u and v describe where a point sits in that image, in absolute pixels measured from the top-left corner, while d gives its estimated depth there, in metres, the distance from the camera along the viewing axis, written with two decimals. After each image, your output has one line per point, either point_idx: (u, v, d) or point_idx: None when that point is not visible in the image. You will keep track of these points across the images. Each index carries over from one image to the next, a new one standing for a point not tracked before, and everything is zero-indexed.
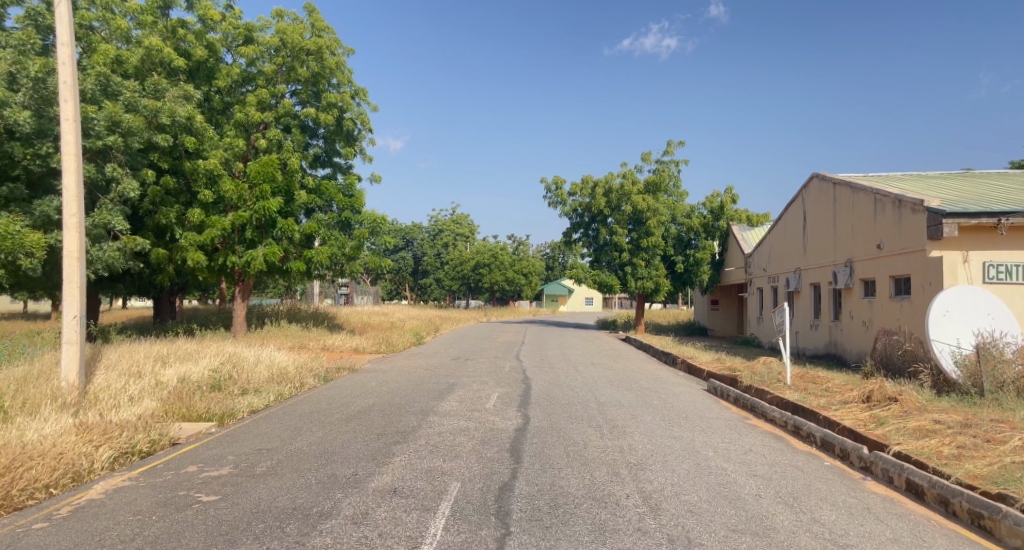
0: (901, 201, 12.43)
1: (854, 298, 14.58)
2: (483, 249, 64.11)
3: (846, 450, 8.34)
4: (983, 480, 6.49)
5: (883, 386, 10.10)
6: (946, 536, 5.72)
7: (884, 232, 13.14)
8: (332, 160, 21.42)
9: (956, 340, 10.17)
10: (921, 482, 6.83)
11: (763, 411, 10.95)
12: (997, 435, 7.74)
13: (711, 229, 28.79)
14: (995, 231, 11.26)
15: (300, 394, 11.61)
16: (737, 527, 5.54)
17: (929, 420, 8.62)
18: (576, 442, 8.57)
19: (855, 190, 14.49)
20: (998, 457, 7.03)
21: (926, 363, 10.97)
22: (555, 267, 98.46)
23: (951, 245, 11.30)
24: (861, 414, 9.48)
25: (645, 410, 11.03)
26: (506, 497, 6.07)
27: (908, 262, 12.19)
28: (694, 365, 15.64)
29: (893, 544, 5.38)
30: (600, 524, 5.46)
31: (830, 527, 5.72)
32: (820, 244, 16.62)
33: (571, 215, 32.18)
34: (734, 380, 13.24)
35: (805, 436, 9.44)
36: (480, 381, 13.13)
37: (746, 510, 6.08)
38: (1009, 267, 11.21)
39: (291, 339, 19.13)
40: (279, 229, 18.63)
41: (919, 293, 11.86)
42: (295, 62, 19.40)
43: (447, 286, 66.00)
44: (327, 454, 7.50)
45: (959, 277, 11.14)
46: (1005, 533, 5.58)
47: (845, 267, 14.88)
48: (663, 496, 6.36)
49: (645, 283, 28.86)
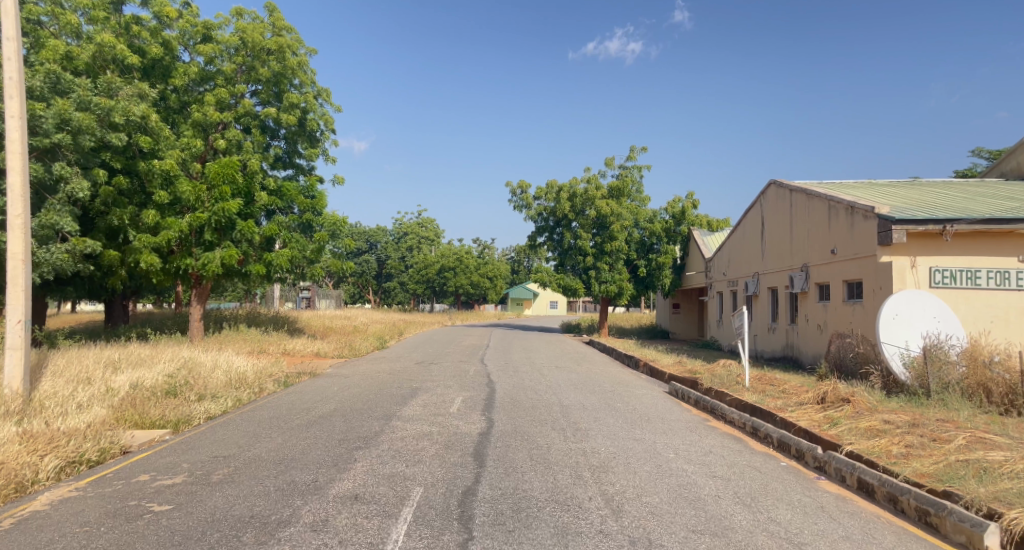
0: (853, 208, 12.83)
1: (810, 302, 14.98)
2: (449, 253, 63.60)
3: (802, 450, 8.57)
4: (929, 479, 6.79)
5: (837, 388, 10.40)
6: (894, 533, 5.94)
7: (838, 237, 13.53)
8: (294, 161, 21.06)
9: (905, 343, 10.54)
10: (872, 480, 7.08)
11: (723, 412, 11.16)
12: (942, 435, 8.07)
13: (672, 234, 28.96)
14: (940, 238, 11.58)
15: (258, 400, 11.37)
16: (697, 528, 5.63)
17: (880, 421, 8.93)
18: (539, 446, 8.60)
19: (810, 197, 14.87)
20: (943, 456, 7.35)
21: (877, 365, 11.30)
22: (519, 271, 99.28)
23: (899, 251, 11.69)
24: (816, 415, 9.75)
25: (608, 413, 11.12)
26: (469, 501, 6.07)
27: (861, 267, 12.59)
28: (656, 368, 15.84)
29: (845, 542, 5.54)
30: (562, 527, 5.49)
31: (785, 526, 5.86)
32: (777, 249, 17.02)
33: (536, 219, 32.30)
34: (695, 383, 13.47)
35: (763, 437, 9.67)
36: (444, 385, 13.02)
37: (705, 510, 6.19)
38: (954, 272, 11.55)
39: (251, 343, 18.69)
40: (239, 231, 18.21)
41: (871, 297, 12.25)
42: (255, 62, 19.03)
43: (411, 290, 65.32)
44: (286, 460, 7.40)
45: (906, 282, 11.54)
46: (950, 530, 5.85)
47: (802, 272, 15.28)
48: (625, 498, 6.43)
49: (609, 286, 29.00)
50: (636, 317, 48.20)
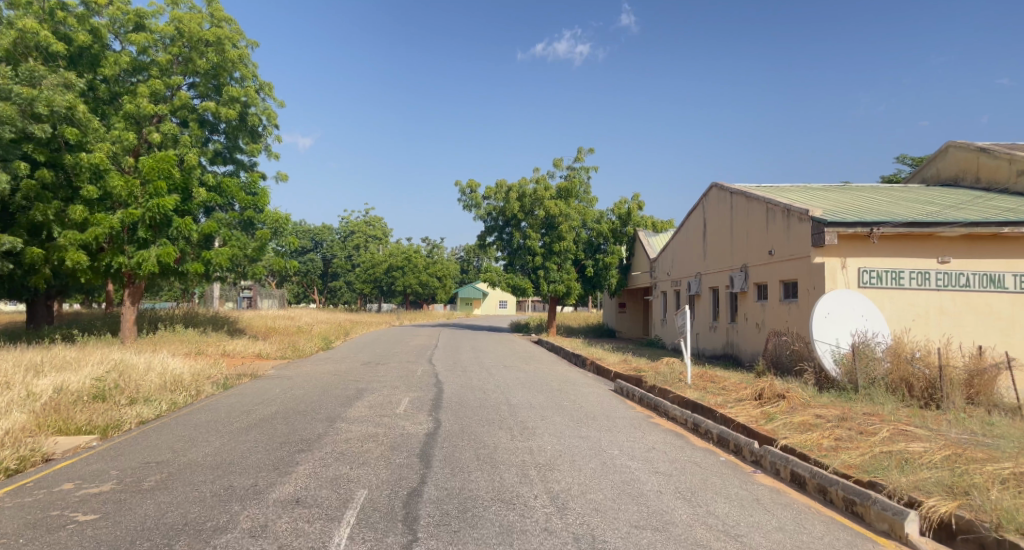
0: (789, 211, 13.32)
1: (749, 302, 15.48)
2: (396, 252, 62.97)
3: (739, 445, 8.85)
4: (856, 470, 7.13)
5: (773, 385, 10.79)
6: (823, 522, 6.20)
7: (775, 239, 14.02)
8: (234, 157, 20.45)
9: (835, 340, 11.00)
10: (803, 473, 7.37)
11: (665, 409, 11.41)
12: (868, 428, 8.48)
13: (619, 235, 29.51)
14: (868, 239, 12.12)
15: (195, 403, 10.99)
16: (639, 523, 5.74)
17: (812, 415, 9.31)
18: (486, 445, 8.61)
19: (749, 199, 15.37)
20: (869, 448, 7.72)
21: (810, 362, 11.76)
22: (468, 270, 99.18)
23: (831, 252, 12.20)
24: (754, 411, 10.09)
25: (554, 412, 11.22)
26: (414, 503, 6.02)
27: (796, 268, 13.09)
28: (602, 367, 16.08)
29: (778, 533, 5.75)
30: (507, 525, 5.51)
31: (722, 519, 6.04)
32: (718, 250, 17.52)
33: (485, 218, 32.30)
34: (639, 381, 13.74)
35: (703, 433, 9.94)
36: (390, 386, 12.88)
37: (647, 506, 6.32)
38: (879, 272, 12.08)
39: (188, 344, 18.05)
40: (175, 228, 17.56)
41: (805, 297, 12.75)
42: (192, 53, 18.40)
43: (358, 290, 64.37)
44: (224, 465, 7.18)
45: (837, 282, 12.06)
46: (875, 518, 6.15)
47: (741, 272, 15.77)
48: (570, 495, 6.50)
49: (557, 286, 29.25)
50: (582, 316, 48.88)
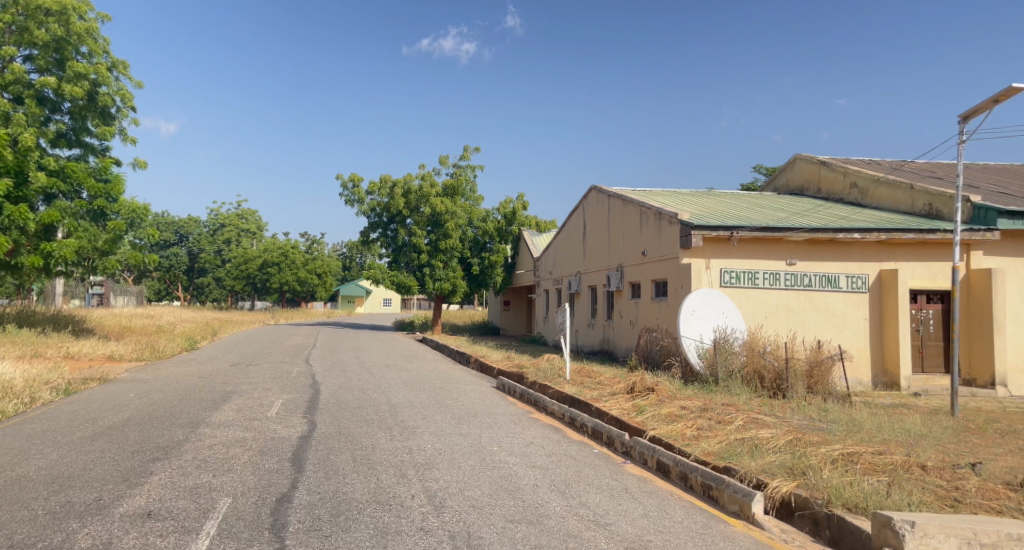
0: (660, 214, 14.07)
1: (624, 300, 16.18)
2: (272, 247, 60.10)
3: (611, 437, 9.21)
4: (714, 456, 7.63)
5: (644, 379, 11.34)
6: (684, 507, 6.57)
7: (648, 240, 14.77)
8: (82, 140, 18.60)
9: (699, 336, 11.71)
10: (667, 461, 7.79)
11: (544, 405, 11.66)
12: (726, 417, 9.13)
13: (504, 233, 30.05)
14: (729, 242, 13.06)
15: (28, 412, 9.83)
16: (515, 518, 5.80)
17: (677, 406, 9.88)
18: (364, 446, 8.38)
19: (625, 202, 16.08)
20: (726, 435, 8.31)
21: (677, 356, 12.48)
22: (351, 267, 96.65)
23: (696, 254, 13.03)
24: (626, 403, 10.55)
25: (435, 410, 11.14)
26: (283, 509, 5.73)
27: (666, 268, 13.85)
28: (486, 364, 16.18)
29: (644, 519, 6.02)
30: (382, 527, 5.37)
31: (594, 509, 6.23)
32: (597, 250, 18.19)
33: (369, 214, 31.59)
34: (521, 377, 13.96)
35: (579, 426, 10.26)
36: (262, 388, 12.22)
37: (523, 500, 6.40)
38: (737, 273, 13.04)
39: (22, 347, 16.13)
40: (8, 216, 15.64)
41: (674, 295, 13.53)
42: (29, 23, 16.69)
43: (229, 287, 60.74)
44: (63, 479, 6.47)
45: (702, 282, 12.91)
46: (727, 500, 6.61)
47: (617, 271, 16.46)
48: (447, 493, 6.45)
49: (442, 284, 29.13)
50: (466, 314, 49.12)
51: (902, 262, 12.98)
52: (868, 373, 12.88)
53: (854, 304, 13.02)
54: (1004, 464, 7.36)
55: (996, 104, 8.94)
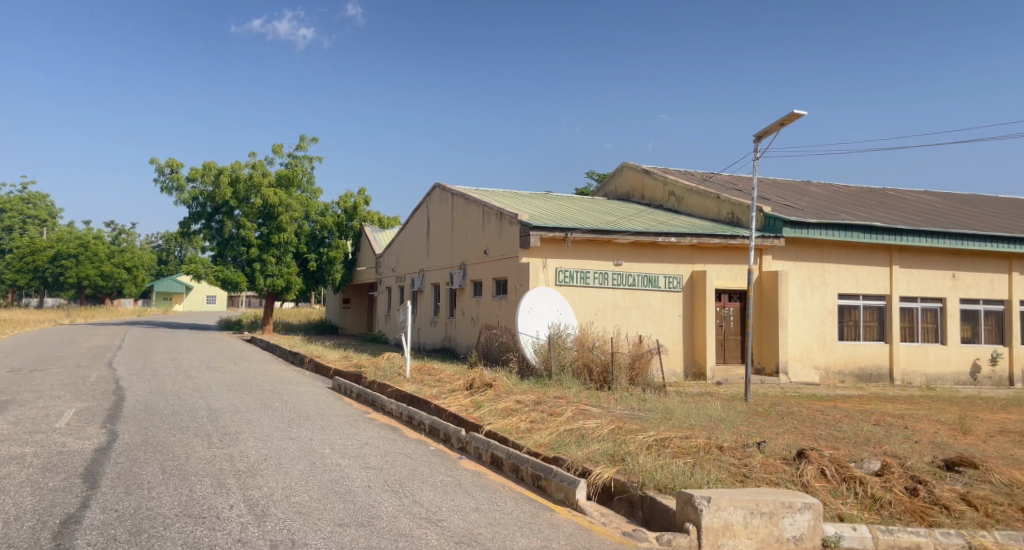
0: (501, 214, 14.42)
1: (466, 297, 16.36)
2: (68, 237, 52.83)
3: (448, 433, 9.22)
4: (546, 447, 7.94)
5: (482, 375, 11.52)
6: (515, 498, 6.74)
7: (489, 239, 15.07)
8: None
9: (536, 332, 12.14)
10: (501, 454, 7.96)
11: (382, 404, 11.40)
12: (557, 409, 9.54)
13: (344, 229, 29.07)
14: (564, 243, 13.70)
15: None
16: (344, 521, 5.56)
17: (513, 401, 10.15)
18: (176, 456, 7.60)
19: (468, 201, 16.28)
20: (557, 427, 8.68)
21: (514, 352, 12.85)
22: (168, 262, 87.86)
23: (534, 253, 13.54)
24: (464, 400, 10.65)
25: (262, 414, 10.43)
26: (70, 532, 5.01)
27: (506, 266, 14.24)
28: (321, 364, 15.48)
29: (476, 513, 6.08)
30: (192, 542, 4.88)
31: (427, 506, 6.17)
32: (439, 248, 18.22)
33: (190, 203, 29.02)
34: (358, 377, 13.54)
35: (416, 424, 10.16)
36: (50, 397, 10.63)
37: (354, 502, 6.16)
38: (572, 272, 13.73)
39: None
40: None
41: (513, 294, 13.94)
42: None
43: (10, 282, 52.38)
44: None
45: (539, 280, 13.44)
46: (555, 489, 6.89)
47: (459, 269, 16.60)
48: (271, 501, 6.03)
49: (275, 280, 27.51)
50: (300, 313, 46.79)
51: (709, 264, 14.44)
52: (681, 364, 14.20)
53: (671, 302, 14.26)
54: (783, 441, 8.48)
55: (781, 127, 10.26)
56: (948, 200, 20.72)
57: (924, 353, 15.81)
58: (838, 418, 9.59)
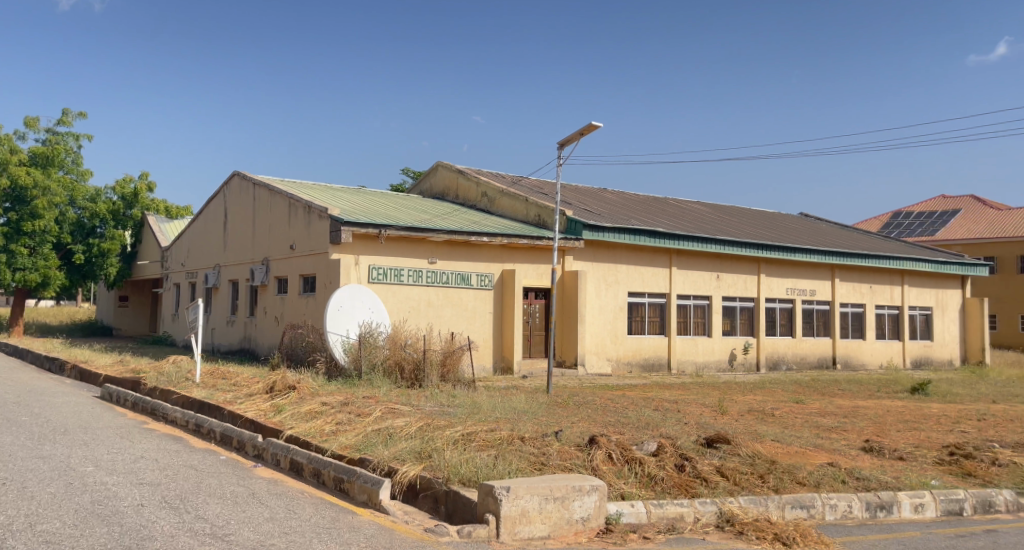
0: (309, 208, 13.81)
1: (269, 295, 15.40)
2: None
3: (242, 441, 8.60)
4: (350, 449, 7.76)
5: (285, 377, 10.92)
6: (314, 504, 6.49)
7: (296, 234, 14.35)
8: None
9: (346, 331, 11.83)
10: (301, 459, 7.62)
11: (164, 413, 10.28)
12: (365, 409, 9.38)
13: (121, 218, 26.01)
14: (377, 239, 13.47)
15: None
16: (107, 546, 4.93)
17: (318, 403, 9.76)
18: None
19: (272, 192, 15.33)
20: (364, 428, 8.52)
21: (321, 352, 12.37)
22: None
23: (345, 250, 13.16)
24: (263, 404, 10.01)
25: (5, 432, 8.85)
26: None
27: (314, 262, 13.68)
28: (89, 371, 13.53)
29: (269, 523, 5.74)
30: None
31: (211, 521, 5.70)
32: (239, 241, 16.93)
33: None
34: (136, 383, 12.08)
35: (205, 433, 9.34)
36: None
37: (121, 524, 5.49)
38: (386, 270, 13.54)
39: None
40: None
41: (322, 291, 13.43)
42: None
43: None
44: None
45: (350, 277, 13.09)
46: (357, 491, 6.74)
47: (262, 265, 15.57)
48: (10, 532, 5.14)
49: (27, 274, 23.24)
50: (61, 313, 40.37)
51: (518, 264, 15.12)
52: (490, 360, 14.72)
53: (482, 300, 14.71)
54: (578, 429, 9.20)
55: (582, 137, 11.13)
56: (716, 210, 23.97)
57: (694, 343, 18.13)
58: (625, 405, 10.64)
